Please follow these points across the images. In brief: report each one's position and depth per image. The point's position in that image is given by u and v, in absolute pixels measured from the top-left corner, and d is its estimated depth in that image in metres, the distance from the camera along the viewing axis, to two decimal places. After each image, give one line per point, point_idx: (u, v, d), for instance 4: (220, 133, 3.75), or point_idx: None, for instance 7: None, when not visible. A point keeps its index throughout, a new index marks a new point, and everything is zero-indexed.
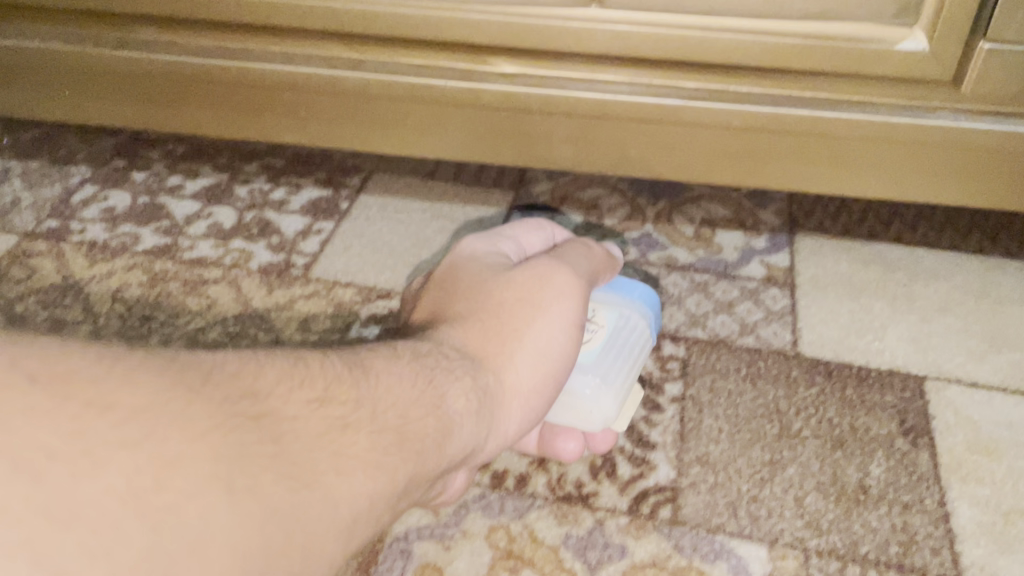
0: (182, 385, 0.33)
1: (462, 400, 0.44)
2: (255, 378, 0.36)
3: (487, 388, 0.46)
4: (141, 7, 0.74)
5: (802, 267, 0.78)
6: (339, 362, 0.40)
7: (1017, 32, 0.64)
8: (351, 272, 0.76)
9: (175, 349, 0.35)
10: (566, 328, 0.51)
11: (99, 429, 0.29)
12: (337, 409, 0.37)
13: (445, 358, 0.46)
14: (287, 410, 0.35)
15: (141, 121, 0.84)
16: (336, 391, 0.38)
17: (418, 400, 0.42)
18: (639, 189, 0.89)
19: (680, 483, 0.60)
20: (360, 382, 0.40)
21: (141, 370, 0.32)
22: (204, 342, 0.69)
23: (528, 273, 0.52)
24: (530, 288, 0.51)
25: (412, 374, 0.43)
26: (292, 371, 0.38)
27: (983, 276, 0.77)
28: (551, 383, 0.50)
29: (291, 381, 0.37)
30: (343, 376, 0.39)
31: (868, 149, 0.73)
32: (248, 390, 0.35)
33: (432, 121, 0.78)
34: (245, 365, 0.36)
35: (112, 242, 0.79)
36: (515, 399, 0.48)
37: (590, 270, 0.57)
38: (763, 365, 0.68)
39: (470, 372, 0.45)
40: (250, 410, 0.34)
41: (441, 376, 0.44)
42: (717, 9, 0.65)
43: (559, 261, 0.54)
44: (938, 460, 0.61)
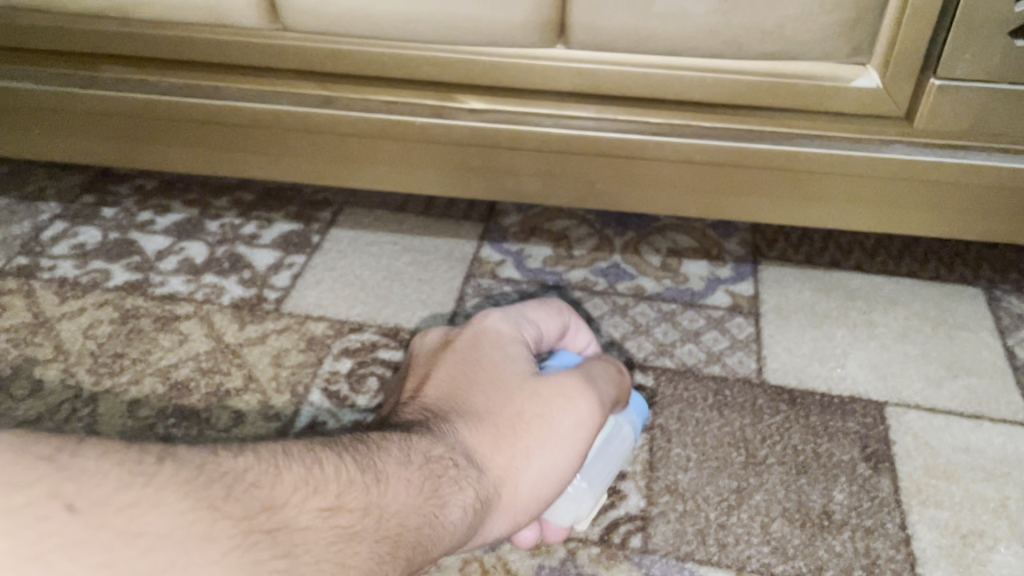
0: (207, 503, 0.37)
1: (460, 511, 0.47)
2: (275, 488, 0.40)
3: (485, 499, 0.49)
4: (112, 46, 0.75)
5: (765, 295, 0.80)
6: (356, 467, 0.44)
7: (964, 71, 0.67)
8: (323, 306, 0.77)
9: (207, 456, 0.39)
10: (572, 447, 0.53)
11: (127, 558, 0.33)
12: (345, 519, 0.41)
13: (454, 465, 0.49)
14: (300, 520, 0.39)
15: (111, 158, 0.84)
16: (348, 498, 0.42)
17: (420, 510, 0.45)
18: (606, 220, 0.90)
19: (650, 512, 0.61)
20: (372, 489, 0.43)
21: (173, 489, 0.36)
22: (177, 378, 0.69)
23: (551, 386, 0.54)
24: (551, 403, 0.53)
25: (420, 482, 0.46)
26: (310, 478, 0.42)
27: (939, 303, 0.79)
28: (544, 498, 0.53)
29: (305, 488, 0.41)
30: (357, 482, 0.43)
31: (826, 181, 0.76)
32: (268, 501, 0.39)
33: (403, 157, 0.79)
34: (264, 474, 0.40)
35: (83, 278, 0.79)
36: (506, 508, 0.51)
37: (612, 379, 0.60)
38: (729, 393, 0.70)
39: (475, 484, 0.49)
40: (267, 523, 0.38)
41: (447, 486, 0.47)
42: (679, 49, 0.68)
43: (583, 378, 0.56)
44: (898, 485, 0.63)
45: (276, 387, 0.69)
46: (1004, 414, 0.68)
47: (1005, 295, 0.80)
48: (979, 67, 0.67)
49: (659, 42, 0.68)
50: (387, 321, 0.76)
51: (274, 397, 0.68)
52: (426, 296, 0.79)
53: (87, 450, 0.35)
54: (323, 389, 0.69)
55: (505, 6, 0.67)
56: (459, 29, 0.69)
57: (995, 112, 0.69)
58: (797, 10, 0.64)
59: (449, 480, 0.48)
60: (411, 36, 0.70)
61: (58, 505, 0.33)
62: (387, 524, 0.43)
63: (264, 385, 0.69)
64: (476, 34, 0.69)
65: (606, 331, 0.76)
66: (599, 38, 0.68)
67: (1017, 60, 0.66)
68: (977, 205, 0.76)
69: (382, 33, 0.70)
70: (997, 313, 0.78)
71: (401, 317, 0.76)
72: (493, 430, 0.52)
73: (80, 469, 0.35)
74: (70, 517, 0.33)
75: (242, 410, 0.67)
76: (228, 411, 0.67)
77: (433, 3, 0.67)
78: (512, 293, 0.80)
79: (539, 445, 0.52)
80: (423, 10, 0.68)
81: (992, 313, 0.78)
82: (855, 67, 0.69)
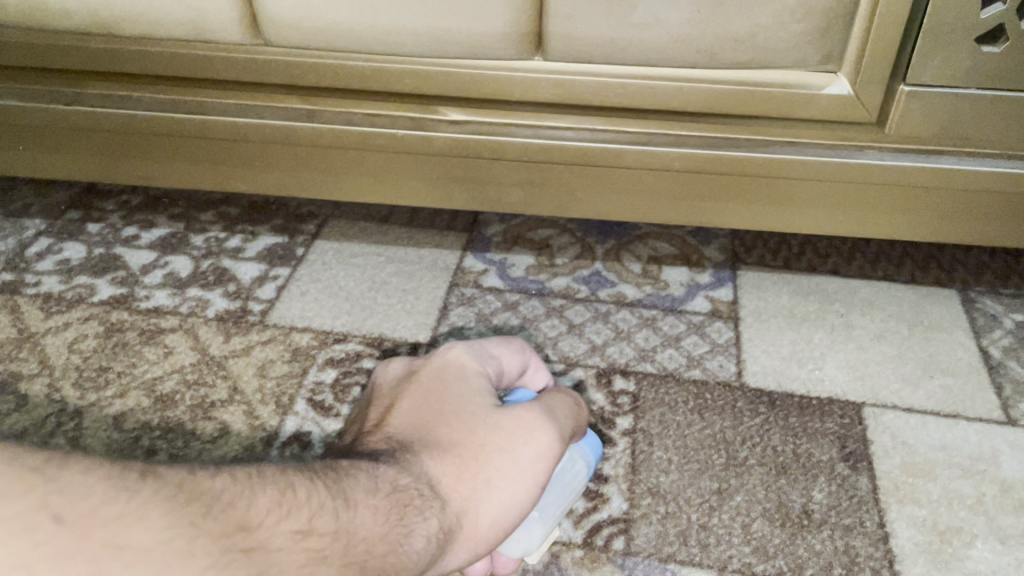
0: (187, 521, 0.37)
1: (423, 542, 0.46)
2: (249, 508, 0.40)
3: (450, 529, 0.47)
4: (95, 63, 0.76)
5: (745, 300, 0.81)
6: (324, 489, 0.43)
7: (933, 77, 0.69)
8: (307, 317, 0.77)
9: (181, 472, 0.39)
10: (533, 484, 0.51)
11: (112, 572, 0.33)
12: (317, 542, 0.41)
13: (419, 494, 0.47)
14: (273, 542, 0.39)
15: (95, 174, 0.85)
16: (319, 523, 0.41)
17: (386, 538, 0.44)
18: (588, 229, 0.92)
19: (632, 514, 0.62)
20: (340, 514, 0.43)
21: (153, 505, 0.36)
22: (162, 391, 0.70)
23: (515, 418, 0.52)
24: (514, 435, 0.52)
25: (384, 511, 0.45)
26: (282, 500, 0.41)
27: (915, 305, 0.81)
28: (503, 533, 0.51)
29: (278, 511, 0.40)
30: (325, 505, 0.42)
31: (801, 187, 0.77)
32: (243, 521, 0.39)
33: (385, 169, 0.80)
34: (240, 495, 0.40)
35: (68, 293, 0.79)
36: (466, 542, 0.49)
37: (577, 411, 0.58)
38: (709, 396, 0.71)
39: (437, 513, 0.47)
40: (243, 543, 0.38)
41: (412, 514, 0.46)
42: (654, 58, 0.69)
43: (547, 408, 0.55)
44: (876, 483, 0.64)
45: (261, 398, 0.69)
46: (980, 413, 0.70)
47: (979, 296, 0.82)
48: (947, 73, 0.68)
49: (635, 52, 0.69)
50: (372, 331, 0.76)
51: (259, 408, 0.68)
52: (410, 306, 0.80)
53: (68, 460, 0.36)
54: (308, 400, 0.69)
55: (483, 18, 0.68)
56: (439, 42, 0.70)
57: (963, 117, 0.71)
58: (768, 19, 0.66)
59: (415, 509, 0.46)
60: (391, 50, 0.71)
61: (45, 515, 0.33)
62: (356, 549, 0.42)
63: (249, 396, 0.69)
64: (455, 47, 0.70)
65: (588, 338, 0.77)
66: (575, 50, 0.70)
67: (984, 66, 0.67)
68: (949, 209, 0.77)
69: (362, 47, 0.71)
70: (972, 314, 0.80)
71: (385, 327, 0.77)
72: (459, 457, 0.50)
73: (62, 480, 0.35)
74: (57, 527, 0.33)
75: (227, 422, 0.67)
76: (214, 423, 0.67)
77: (412, 17, 0.68)
78: (495, 302, 0.81)
79: (503, 471, 0.50)
80: (402, 24, 0.69)
81: (967, 314, 0.80)
82: (826, 75, 0.70)
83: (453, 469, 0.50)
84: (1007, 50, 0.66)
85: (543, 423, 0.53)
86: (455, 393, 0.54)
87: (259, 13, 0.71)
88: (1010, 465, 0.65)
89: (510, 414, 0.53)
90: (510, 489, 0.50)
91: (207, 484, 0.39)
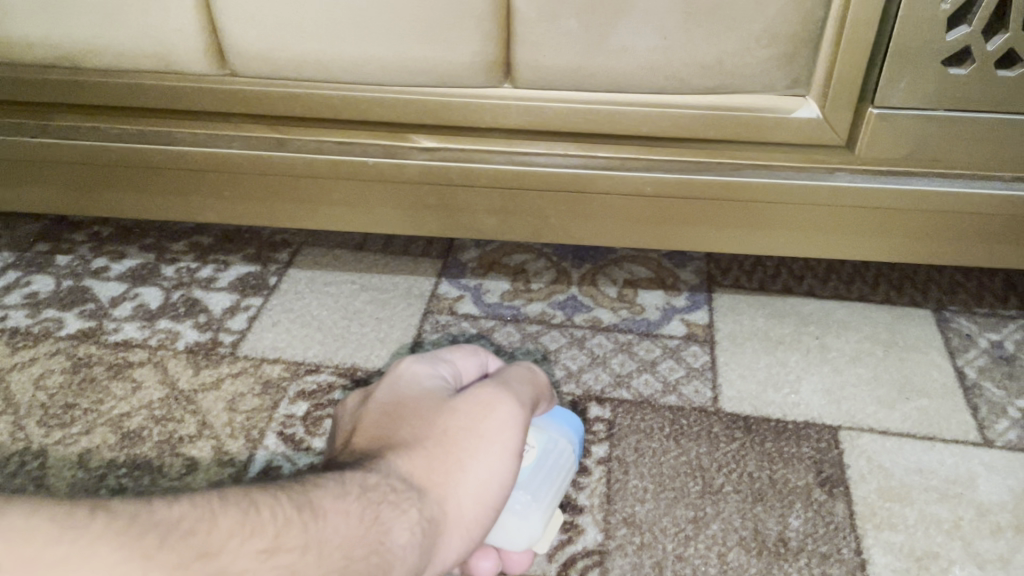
0: (141, 552, 0.36)
1: (406, 536, 0.45)
2: (210, 532, 0.38)
3: (432, 518, 0.47)
4: (60, 96, 0.75)
5: (720, 323, 0.81)
6: (289, 504, 0.41)
7: (900, 99, 0.69)
8: (279, 348, 0.77)
9: (138, 503, 0.38)
10: (509, 456, 0.51)
11: None
12: (286, 557, 0.39)
13: (391, 490, 0.46)
14: (238, 565, 0.38)
15: (63, 207, 0.84)
16: (286, 538, 0.40)
17: (363, 538, 0.43)
18: (563, 253, 0.91)
19: (607, 545, 0.61)
20: (309, 525, 0.41)
21: (103, 540, 0.35)
22: (129, 427, 0.68)
23: (472, 400, 0.52)
24: (475, 416, 0.51)
25: (357, 512, 0.44)
26: (245, 520, 0.40)
27: (890, 326, 0.81)
28: (492, 514, 0.50)
29: (242, 532, 0.39)
30: (293, 520, 0.41)
31: (774, 210, 0.77)
32: (204, 547, 0.38)
33: (357, 196, 0.80)
34: (201, 520, 0.39)
35: (35, 328, 0.78)
36: (456, 530, 0.48)
37: (538, 380, 0.58)
38: (685, 422, 0.70)
39: (416, 505, 0.46)
40: (204, 571, 0.37)
41: (388, 512, 0.45)
42: (623, 85, 0.69)
43: (503, 386, 0.54)
44: (853, 509, 0.63)
45: (231, 432, 0.68)
46: (956, 434, 0.69)
47: (954, 316, 0.82)
48: (914, 95, 0.69)
49: (603, 79, 0.69)
50: (344, 361, 0.76)
51: (228, 443, 0.67)
52: (383, 334, 0.79)
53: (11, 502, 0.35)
54: (278, 433, 0.68)
55: (451, 46, 0.68)
56: (407, 71, 0.70)
57: (932, 138, 0.71)
58: (735, 45, 0.66)
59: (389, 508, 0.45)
60: (359, 79, 0.71)
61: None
62: (331, 555, 0.41)
63: (218, 430, 0.68)
64: (423, 75, 0.70)
65: (563, 364, 0.77)
66: (544, 77, 0.69)
67: (950, 88, 0.68)
68: (921, 229, 0.77)
69: (330, 77, 0.71)
70: (947, 334, 0.80)
71: (358, 357, 0.76)
72: (424, 450, 0.49)
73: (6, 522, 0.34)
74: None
75: (195, 457, 0.66)
76: (182, 459, 0.66)
77: (379, 46, 0.68)
78: (469, 329, 0.80)
79: (474, 455, 0.50)
80: (369, 54, 0.69)
81: (941, 334, 0.80)
82: (795, 98, 0.71)
83: (424, 462, 0.49)
84: (972, 73, 0.66)
85: (501, 398, 0.53)
86: (409, 394, 0.53)
87: (226, 45, 0.70)
88: (986, 487, 0.65)
89: (466, 399, 0.52)
90: (487, 468, 0.50)
91: (164, 512, 0.38)
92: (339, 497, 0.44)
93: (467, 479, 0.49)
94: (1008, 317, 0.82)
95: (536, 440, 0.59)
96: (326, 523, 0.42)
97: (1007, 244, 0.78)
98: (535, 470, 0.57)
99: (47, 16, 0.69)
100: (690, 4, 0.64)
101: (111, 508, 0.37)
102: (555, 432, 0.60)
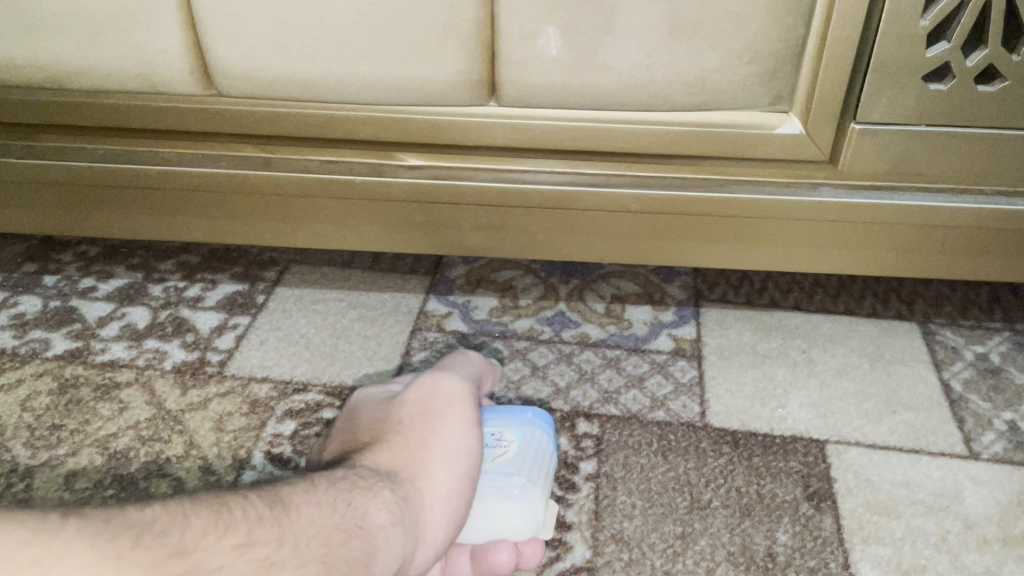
0: (112, 552, 0.37)
1: (385, 513, 0.48)
2: (183, 533, 0.40)
3: (408, 494, 0.51)
4: (47, 117, 0.75)
5: (707, 338, 0.81)
6: (260, 505, 0.44)
7: (882, 115, 0.70)
8: (267, 367, 0.76)
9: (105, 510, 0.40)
10: (467, 427, 0.56)
11: None
12: (261, 550, 0.42)
13: (362, 480, 0.50)
14: (213, 560, 0.40)
15: (51, 227, 0.84)
16: (260, 532, 0.43)
17: (340, 525, 0.46)
18: (551, 269, 0.92)
19: (596, 562, 0.61)
20: (282, 519, 0.44)
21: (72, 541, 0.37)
22: (115, 448, 0.68)
23: (419, 392, 0.59)
24: (426, 403, 0.57)
25: (331, 502, 0.47)
26: (218, 520, 0.42)
27: (876, 339, 0.81)
28: (469, 485, 0.54)
29: (215, 530, 0.42)
30: (265, 517, 0.44)
31: (759, 225, 0.77)
32: (178, 547, 0.40)
33: (344, 215, 0.80)
34: (173, 522, 0.41)
35: (22, 348, 0.78)
36: (436, 505, 0.52)
37: (472, 364, 0.67)
38: (673, 437, 0.70)
39: (388, 486, 0.50)
40: (180, 567, 0.39)
41: (360, 497, 0.49)
42: (607, 103, 0.70)
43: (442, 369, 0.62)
44: (840, 523, 0.63)
45: (218, 452, 0.68)
46: (942, 447, 0.70)
47: (939, 329, 0.83)
48: (895, 111, 0.69)
49: (588, 97, 0.69)
50: (333, 379, 0.76)
51: (215, 463, 0.67)
52: (372, 352, 0.79)
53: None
54: (266, 453, 0.68)
55: (436, 65, 0.68)
56: (392, 90, 0.70)
57: (914, 153, 0.72)
58: (717, 62, 0.67)
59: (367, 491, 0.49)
60: (345, 98, 0.71)
61: None
62: (309, 545, 0.43)
63: (205, 451, 0.68)
64: (409, 94, 0.70)
65: (551, 380, 0.77)
66: (529, 95, 0.70)
67: (931, 103, 0.68)
68: (905, 243, 0.78)
69: (316, 96, 0.71)
70: (933, 347, 0.80)
71: (346, 375, 0.76)
72: (388, 444, 0.54)
73: None
74: None
75: (182, 478, 0.66)
76: (168, 480, 0.66)
77: (364, 65, 0.69)
78: (458, 346, 0.81)
79: (434, 443, 0.54)
80: (355, 73, 0.69)
81: (927, 347, 0.80)
82: (777, 115, 0.71)
83: (389, 453, 0.54)
84: (952, 88, 0.67)
85: (443, 381, 0.60)
86: (367, 410, 0.60)
87: (212, 65, 0.70)
88: (973, 500, 0.65)
89: (414, 392, 0.59)
90: (451, 441, 0.55)
91: (137, 516, 0.40)
92: (310, 493, 0.47)
93: (433, 457, 0.54)
94: (993, 330, 0.82)
95: (513, 435, 0.61)
96: (297, 514, 0.45)
97: (990, 257, 0.78)
98: (520, 457, 0.60)
99: (33, 37, 0.70)
100: (673, 22, 0.65)
101: (82, 515, 0.39)
102: (526, 419, 0.62)
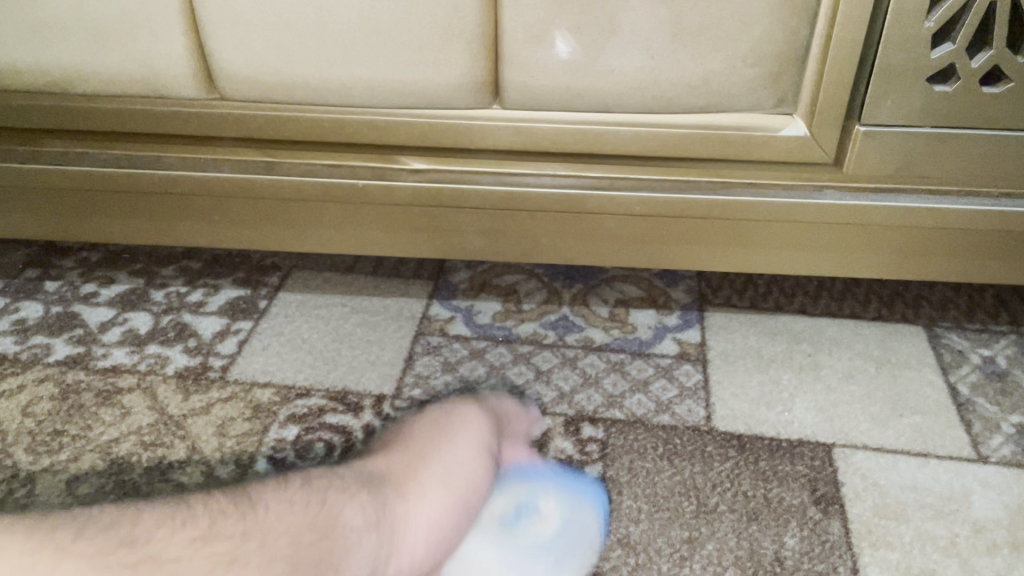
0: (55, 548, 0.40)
1: (360, 518, 0.49)
2: (136, 526, 0.43)
3: (388, 503, 0.52)
4: (49, 122, 0.75)
5: (712, 341, 0.81)
6: (225, 502, 0.47)
7: (887, 116, 0.69)
8: (270, 372, 0.76)
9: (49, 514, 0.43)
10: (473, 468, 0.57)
11: None
12: (224, 546, 0.43)
13: (350, 484, 0.52)
14: (169, 551, 0.42)
15: (52, 233, 0.84)
16: (222, 527, 0.44)
17: (312, 523, 0.47)
18: (554, 273, 0.91)
19: (602, 567, 0.60)
20: (247, 515, 0.46)
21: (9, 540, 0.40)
22: (117, 454, 0.68)
23: (428, 420, 0.61)
24: (431, 428, 0.59)
25: (305, 498, 0.48)
26: (174, 516, 0.44)
27: (881, 343, 0.81)
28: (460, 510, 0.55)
29: (173, 525, 0.44)
30: (231, 513, 0.46)
31: (764, 228, 0.77)
32: (128, 538, 0.42)
33: (347, 219, 0.80)
34: (123, 515, 0.44)
35: (23, 354, 0.78)
36: (421, 522, 0.52)
37: (507, 413, 0.66)
38: (679, 442, 0.70)
39: (370, 493, 0.51)
40: (128, 559, 0.41)
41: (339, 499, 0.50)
42: (611, 105, 0.70)
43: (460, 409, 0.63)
44: (848, 527, 0.63)
45: (221, 457, 0.67)
46: (950, 451, 0.69)
47: (945, 332, 0.82)
48: (900, 113, 0.69)
49: (591, 99, 0.69)
50: (336, 384, 0.75)
51: (218, 468, 0.66)
52: (375, 357, 0.79)
53: None
54: (269, 458, 0.67)
55: (439, 68, 0.68)
56: (395, 94, 0.70)
57: (920, 155, 0.71)
58: (721, 64, 0.67)
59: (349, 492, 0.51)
60: (348, 101, 0.71)
61: None
62: (276, 543, 0.45)
63: (207, 456, 0.67)
64: (412, 97, 0.70)
65: (555, 385, 0.76)
66: (532, 97, 0.70)
67: (936, 105, 0.68)
68: (910, 246, 0.78)
69: (319, 100, 0.71)
70: (939, 350, 0.80)
71: (349, 380, 0.76)
72: (389, 454, 0.57)
73: None
74: None
75: (185, 483, 0.65)
76: (170, 486, 0.65)
77: (367, 69, 0.68)
78: (461, 350, 0.80)
79: (436, 457, 0.56)
80: (358, 76, 0.69)
81: (933, 351, 0.80)
82: (782, 117, 0.71)
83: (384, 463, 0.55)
84: (957, 91, 0.67)
85: (457, 424, 0.60)
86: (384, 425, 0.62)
87: (214, 69, 0.70)
88: (981, 504, 0.65)
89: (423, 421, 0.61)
90: (450, 461, 0.57)
91: (93, 514, 0.43)
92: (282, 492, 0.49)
93: (426, 468, 0.55)
94: (999, 333, 0.82)
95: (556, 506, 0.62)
96: (266, 510, 0.46)
97: (996, 260, 0.78)
98: (556, 540, 0.60)
99: (35, 41, 0.70)
100: (677, 24, 0.64)
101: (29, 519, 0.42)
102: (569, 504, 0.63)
